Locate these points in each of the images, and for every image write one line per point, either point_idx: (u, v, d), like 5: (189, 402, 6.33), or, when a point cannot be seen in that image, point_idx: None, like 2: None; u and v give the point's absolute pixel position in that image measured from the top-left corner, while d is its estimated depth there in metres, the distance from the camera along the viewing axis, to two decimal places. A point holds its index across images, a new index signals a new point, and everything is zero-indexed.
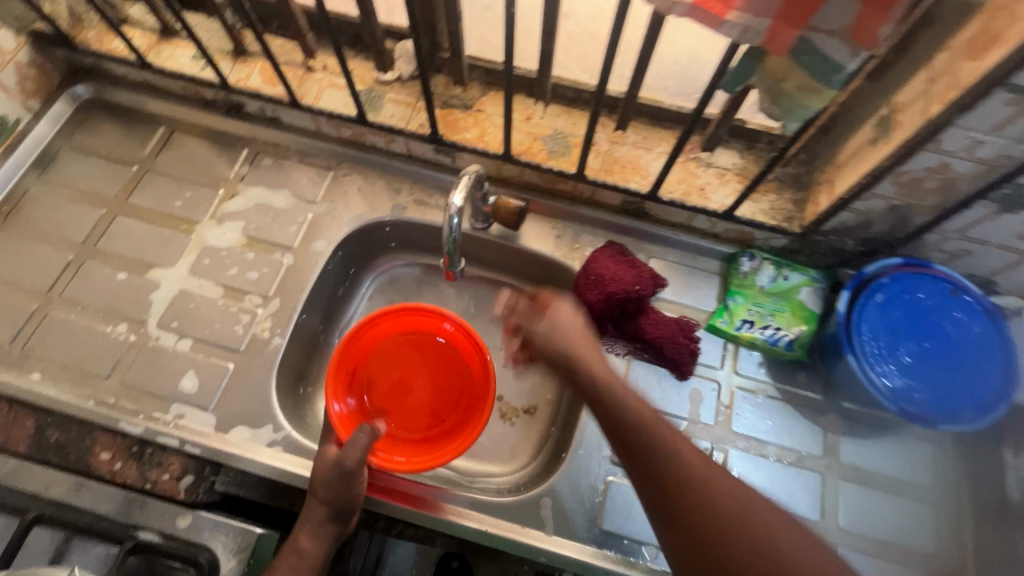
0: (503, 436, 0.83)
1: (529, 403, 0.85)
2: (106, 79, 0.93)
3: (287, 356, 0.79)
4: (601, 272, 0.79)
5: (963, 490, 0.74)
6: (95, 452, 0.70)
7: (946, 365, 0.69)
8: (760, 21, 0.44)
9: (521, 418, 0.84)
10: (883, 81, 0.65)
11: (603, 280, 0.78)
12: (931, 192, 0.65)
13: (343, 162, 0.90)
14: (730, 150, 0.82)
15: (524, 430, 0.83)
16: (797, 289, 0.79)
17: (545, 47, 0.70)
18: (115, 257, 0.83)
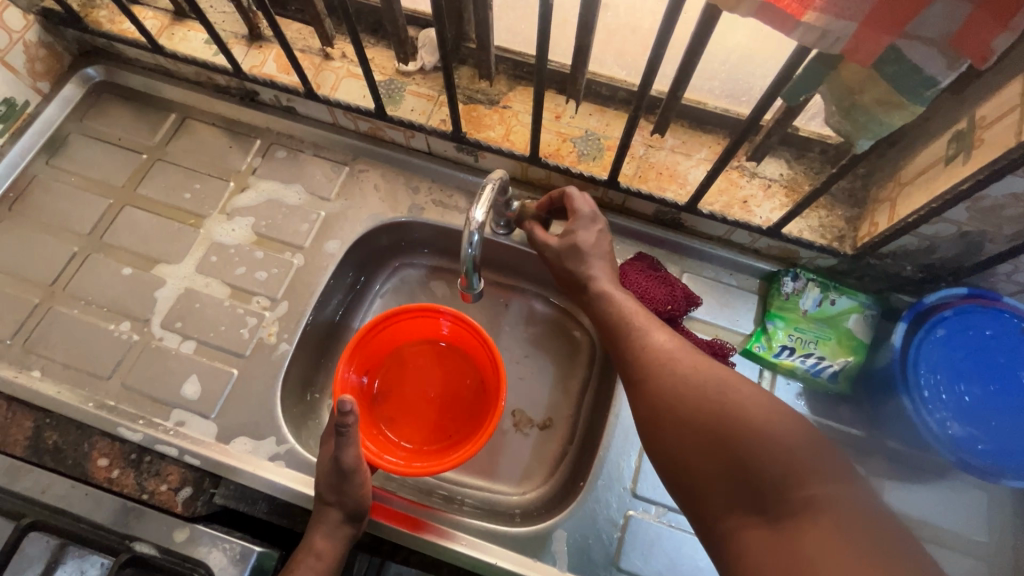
0: (517, 450, 0.79)
1: (545, 417, 0.80)
2: (118, 61, 0.89)
3: (295, 362, 0.76)
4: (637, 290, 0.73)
5: (1019, 545, 0.67)
6: (92, 457, 0.68)
7: (1014, 412, 0.62)
8: (844, 25, 0.37)
9: (535, 432, 0.80)
10: (965, 91, 0.57)
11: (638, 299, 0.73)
12: (1012, 220, 0.58)
13: (360, 157, 0.85)
14: (779, 159, 0.75)
15: (539, 450, 0.79)
16: (844, 316, 0.73)
17: (582, 42, 0.64)
18: (122, 250, 0.79)
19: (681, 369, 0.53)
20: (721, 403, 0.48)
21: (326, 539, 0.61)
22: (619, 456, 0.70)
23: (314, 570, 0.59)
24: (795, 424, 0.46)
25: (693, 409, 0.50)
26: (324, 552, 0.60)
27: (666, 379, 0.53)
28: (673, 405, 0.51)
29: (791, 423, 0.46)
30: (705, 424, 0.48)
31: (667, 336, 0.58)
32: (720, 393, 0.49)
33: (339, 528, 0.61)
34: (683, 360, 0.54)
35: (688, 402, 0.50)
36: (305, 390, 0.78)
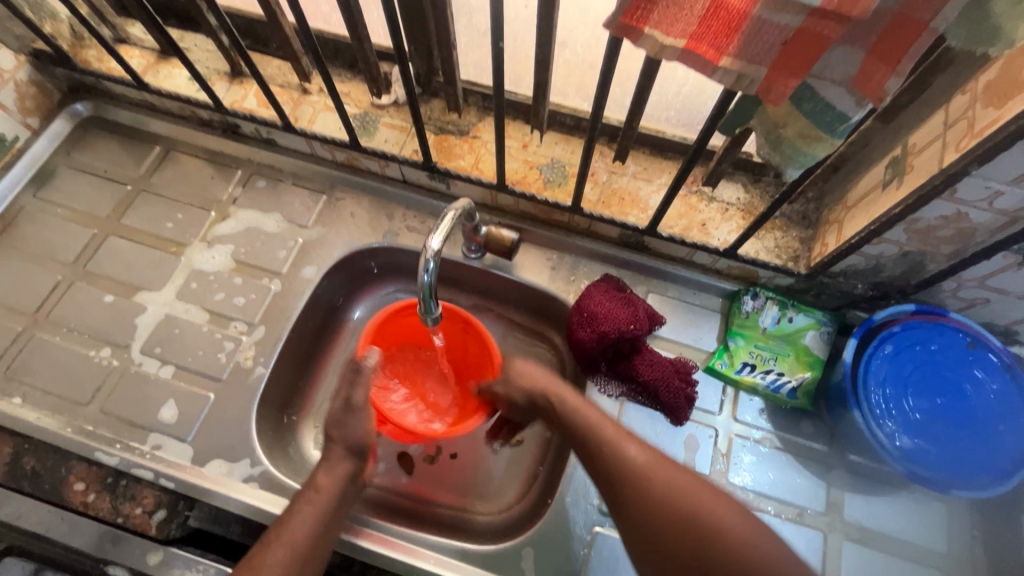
0: (490, 465, 0.81)
1: (514, 434, 0.82)
2: (106, 97, 0.93)
3: (271, 385, 0.77)
4: (593, 311, 0.75)
5: (978, 554, 0.69)
6: (69, 482, 0.69)
7: (960, 425, 0.64)
8: (755, 69, 0.40)
9: (507, 449, 0.81)
10: (897, 121, 0.61)
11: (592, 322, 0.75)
12: (947, 240, 0.61)
13: (337, 186, 0.89)
14: (735, 183, 0.78)
15: (511, 467, 0.80)
16: (802, 332, 0.75)
17: (540, 78, 0.67)
18: (104, 278, 0.82)
19: (631, 468, 0.57)
20: (692, 513, 0.51)
21: (327, 476, 0.65)
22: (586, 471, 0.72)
23: (311, 501, 0.63)
24: (770, 541, 0.49)
25: (665, 518, 0.52)
26: (325, 486, 0.64)
27: (641, 486, 0.55)
28: (649, 514, 0.53)
29: (727, 510, 0.51)
30: (677, 537, 0.51)
31: (639, 451, 0.58)
32: (665, 488, 0.54)
33: (339, 465, 0.67)
34: (656, 473, 0.56)
35: (659, 514, 0.53)
36: (281, 412, 0.80)
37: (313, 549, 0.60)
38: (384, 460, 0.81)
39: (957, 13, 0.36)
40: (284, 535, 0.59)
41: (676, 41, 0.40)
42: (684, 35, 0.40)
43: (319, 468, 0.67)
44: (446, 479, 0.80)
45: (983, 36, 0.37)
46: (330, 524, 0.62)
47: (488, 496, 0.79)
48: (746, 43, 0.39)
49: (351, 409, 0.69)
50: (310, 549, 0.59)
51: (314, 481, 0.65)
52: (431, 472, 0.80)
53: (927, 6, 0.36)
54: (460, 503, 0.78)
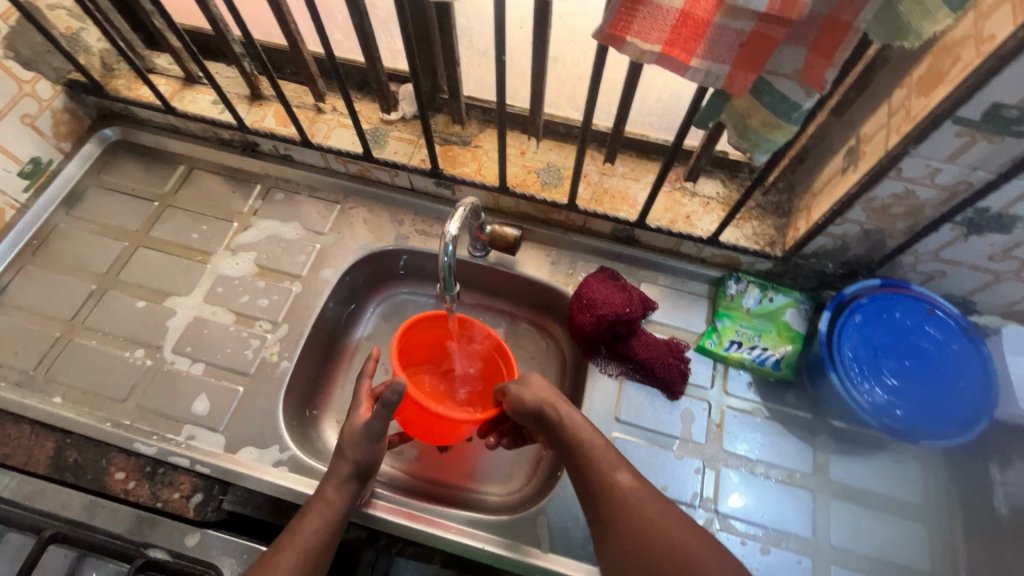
0: (500, 447, 0.86)
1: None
2: (132, 122, 1.01)
3: (295, 379, 0.83)
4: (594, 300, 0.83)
5: (952, 504, 0.75)
6: (110, 472, 0.74)
7: (925, 383, 0.72)
8: (718, 67, 0.49)
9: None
10: (849, 115, 0.70)
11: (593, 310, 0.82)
12: (900, 217, 0.69)
13: (349, 196, 0.96)
14: (714, 179, 0.87)
15: (519, 448, 0.86)
16: (782, 310, 0.83)
17: (536, 89, 0.76)
18: (135, 286, 0.88)
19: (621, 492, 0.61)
20: (664, 543, 0.57)
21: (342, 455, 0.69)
22: None
23: (324, 512, 0.65)
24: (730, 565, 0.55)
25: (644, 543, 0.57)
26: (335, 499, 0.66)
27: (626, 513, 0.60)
28: (630, 538, 0.58)
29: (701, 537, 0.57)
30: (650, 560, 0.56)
31: (628, 478, 0.63)
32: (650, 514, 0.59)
33: (347, 481, 0.67)
34: (643, 502, 0.60)
35: (643, 539, 0.57)
36: (304, 405, 0.85)
37: (322, 545, 0.62)
38: (402, 446, 0.86)
39: (872, 14, 0.43)
40: (295, 542, 0.61)
41: (653, 46, 0.49)
42: (660, 41, 0.48)
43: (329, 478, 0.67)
44: (459, 462, 0.85)
45: (896, 32, 0.44)
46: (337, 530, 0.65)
47: (500, 477, 0.84)
48: (710, 46, 0.47)
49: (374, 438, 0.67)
50: (321, 550, 0.62)
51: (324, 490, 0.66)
52: (447, 456, 0.85)
53: (849, 9, 0.43)
54: (472, 484, 0.83)
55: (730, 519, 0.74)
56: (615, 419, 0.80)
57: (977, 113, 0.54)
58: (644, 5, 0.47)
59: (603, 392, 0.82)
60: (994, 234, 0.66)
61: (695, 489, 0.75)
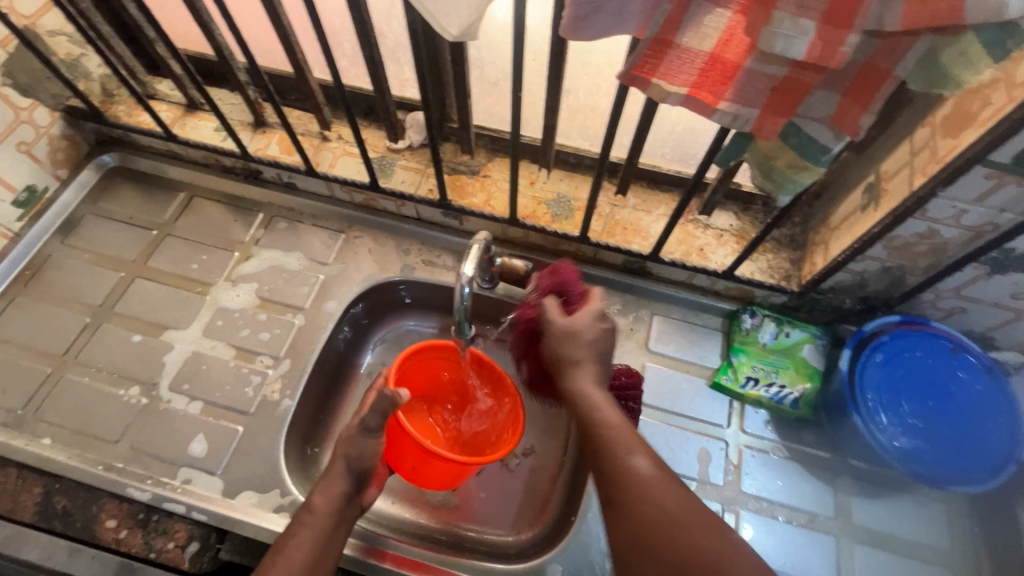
0: (509, 478, 0.83)
1: (528, 446, 0.86)
2: (131, 148, 0.98)
3: (297, 417, 0.80)
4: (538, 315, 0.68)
5: (978, 549, 0.73)
6: (101, 519, 0.71)
7: (949, 424, 0.71)
8: (748, 110, 0.47)
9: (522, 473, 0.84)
10: (869, 151, 0.69)
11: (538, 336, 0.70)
12: (923, 255, 0.68)
13: (354, 225, 0.94)
14: (727, 212, 0.86)
15: (528, 480, 0.83)
16: (799, 346, 0.81)
17: (549, 121, 0.74)
18: (131, 318, 0.85)
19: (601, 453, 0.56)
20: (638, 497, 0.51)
21: (322, 497, 0.64)
22: None
23: (308, 524, 0.62)
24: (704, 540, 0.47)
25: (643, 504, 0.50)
26: (319, 507, 0.64)
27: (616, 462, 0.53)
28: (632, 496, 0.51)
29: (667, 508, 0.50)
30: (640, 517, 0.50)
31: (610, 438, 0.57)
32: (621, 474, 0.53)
33: (335, 483, 0.65)
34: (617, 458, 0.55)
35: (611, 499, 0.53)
36: (305, 444, 0.81)
37: (312, 560, 0.60)
38: (407, 485, 0.82)
39: (912, 61, 0.42)
40: (282, 560, 0.59)
41: (679, 89, 0.47)
42: (686, 83, 0.47)
43: (318, 485, 0.66)
44: (468, 498, 0.82)
45: (935, 79, 0.43)
46: (327, 542, 0.62)
47: (510, 515, 0.81)
48: (739, 89, 0.46)
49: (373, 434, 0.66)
50: (310, 566, 0.59)
51: (310, 501, 0.64)
52: (452, 497, 0.82)
53: (888, 56, 0.42)
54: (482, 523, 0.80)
55: None
56: None
57: (1007, 157, 0.53)
58: (671, 48, 0.45)
59: None
60: (1019, 274, 0.64)
61: None
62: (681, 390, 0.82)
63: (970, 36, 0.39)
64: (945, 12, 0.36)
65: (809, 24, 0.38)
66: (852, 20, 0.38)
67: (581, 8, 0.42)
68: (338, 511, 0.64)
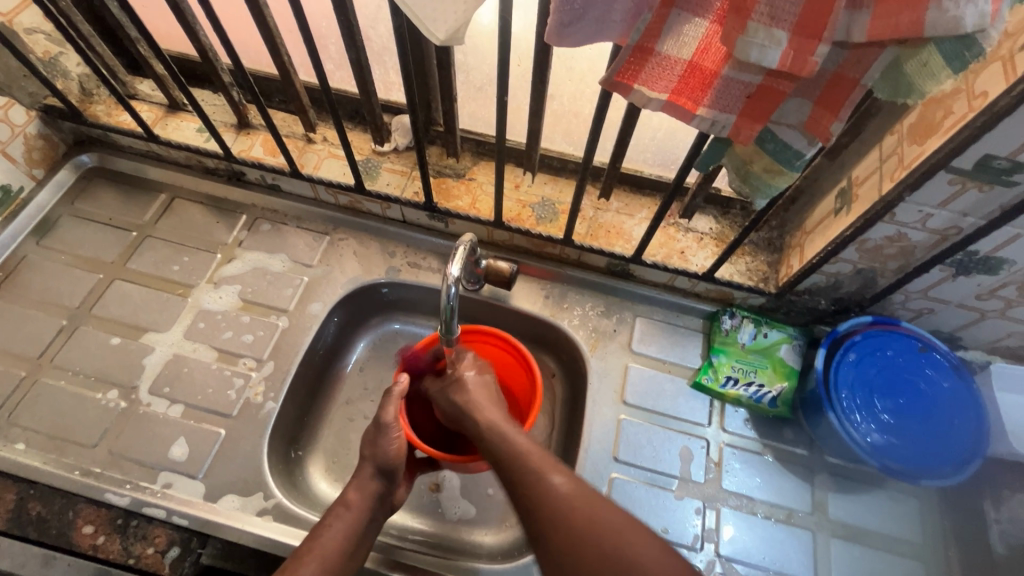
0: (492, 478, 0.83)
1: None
2: (110, 148, 0.96)
3: (281, 419, 0.79)
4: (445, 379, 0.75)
5: (948, 541, 0.76)
6: (77, 526, 0.69)
7: (918, 421, 0.73)
8: (725, 116, 0.49)
9: None
10: (841, 158, 0.72)
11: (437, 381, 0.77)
12: (892, 258, 0.71)
13: (339, 227, 0.94)
14: (707, 216, 0.88)
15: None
16: (777, 346, 0.83)
17: (534, 125, 0.75)
18: (110, 321, 0.83)
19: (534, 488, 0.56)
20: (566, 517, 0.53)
21: (357, 491, 0.66)
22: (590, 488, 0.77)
23: (342, 517, 0.63)
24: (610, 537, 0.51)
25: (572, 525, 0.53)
26: (353, 501, 0.65)
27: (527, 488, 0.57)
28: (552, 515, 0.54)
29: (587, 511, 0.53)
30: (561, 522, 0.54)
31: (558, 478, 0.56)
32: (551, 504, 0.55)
33: (370, 481, 0.66)
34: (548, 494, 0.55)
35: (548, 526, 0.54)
36: (289, 446, 0.80)
37: (343, 553, 0.61)
38: None
39: (878, 71, 0.44)
40: (314, 550, 0.60)
41: (659, 94, 0.49)
42: (666, 90, 0.48)
43: (352, 483, 0.67)
44: (450, 499, 0.82)
45: (901, 89, 0.44)
46: (360, 536, 0.64)
47: (494, 518, 0.80)
48: (717, 96, 0.48)
49: (380, 427, 0.68)
50: (339, 561, 0.60)
51: (346, 496, 0.66)
52: (437, 498, 0.82)
53: (855, 68, 0.44)
54: (466, 526, 0.80)
55: (731, 561, 0.73)
56: (614, 459, 0.79)
57: (970, 163, 0.55)
58: (652, 55, 0.47)
59: (600, 431, 0.80)
60: (983, 275, 0.67)
61: (695, 531, 0.74)
62: (663, 391, 0.84)
63: (930, 48, 0.41)
64: (907, 25, 0.38)
65: (781, 35, 0.40)
66: (821, 32, 0.39)
67: (566, 15, 0.43)
68: (371, 510, 0.65)
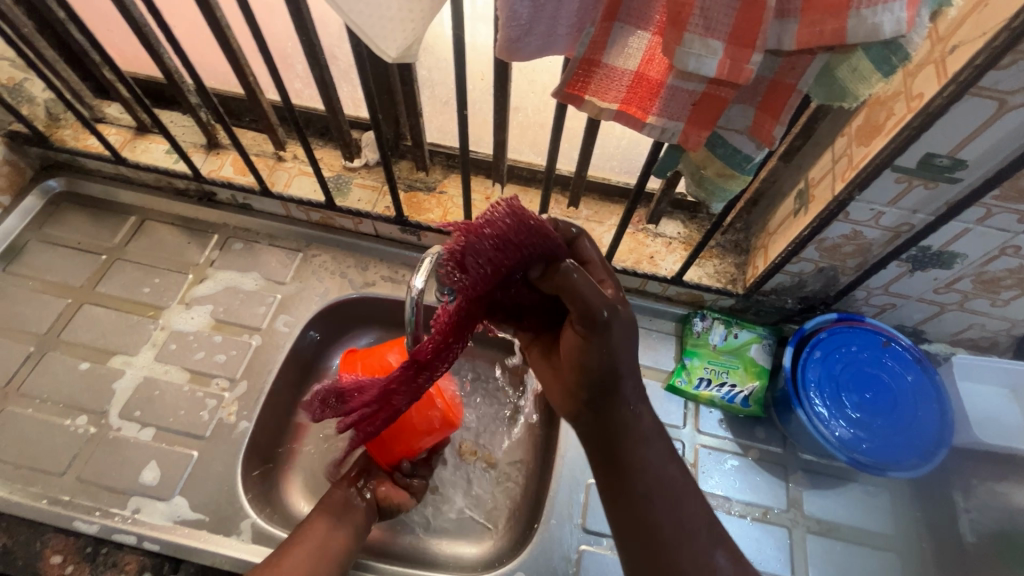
0: (474, 484, 0.83)
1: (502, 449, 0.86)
2: (78, 172, 0.96)
3: (256, 438, 0.79)
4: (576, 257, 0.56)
5: (921, 532, 0.77)
6: (46, 555, 0.68)
7: (884, 414, 0.75)
8: (674, 124, 0.50)
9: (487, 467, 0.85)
10: (796, 160, 0.74)
11: (514, 247, 0.47)
12: (851, 255, 0.72)
13: (312, 244, 0.94)
14: (675, 220, 0.89)
15: (495, 485, 0.83)
16: (747, 346, 0.84)
17: (499, 137, 0.76)
18: (79, 346, 0.83)
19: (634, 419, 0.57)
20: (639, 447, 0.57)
21: (330, 498, 0.72)
22: (568, 494, 0.77)
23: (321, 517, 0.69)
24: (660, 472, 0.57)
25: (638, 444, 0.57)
26: (331, 504, 0.72)
27: (672, 541, 0.55)
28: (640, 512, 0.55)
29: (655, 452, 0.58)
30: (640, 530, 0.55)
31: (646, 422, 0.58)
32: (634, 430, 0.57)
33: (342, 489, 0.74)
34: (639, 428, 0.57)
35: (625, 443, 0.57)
36: (264, 465, 0.79)
37: (320, 547, 0.66)
38: None
39: (812, 78, 0.46)
40: (299, 541, 0.66)
41: (610, 105, 0.50)
42: (616, 100, 0.50)
43: (330, 492, 0.74)
44: (433, 507, 0.81)
45: (835, 94, 0.46)
46: (330, 534, 0.68)
47: (475, 524, 0.81)
48: (665, 104, 0.49)
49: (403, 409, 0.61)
50: (316, 552, 0.65)
51: (324, 502, 0.72)
52: (420, 510, 0.81)
53: (791, 74, 0.46)
54: (445, 536, 0.80)
55: None
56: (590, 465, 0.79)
57: (913, 162, 0.58)
58: (600, 66, 0.48)
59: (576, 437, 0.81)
60: (938, 269, 0.70)
61: None
62: None
63: (859, 54, 0.42)
64: (831, 33, 0.40)
65: (716, 45, 0.41)
66: (754, 41, 0.41)
67: (515, 31, 0.44)
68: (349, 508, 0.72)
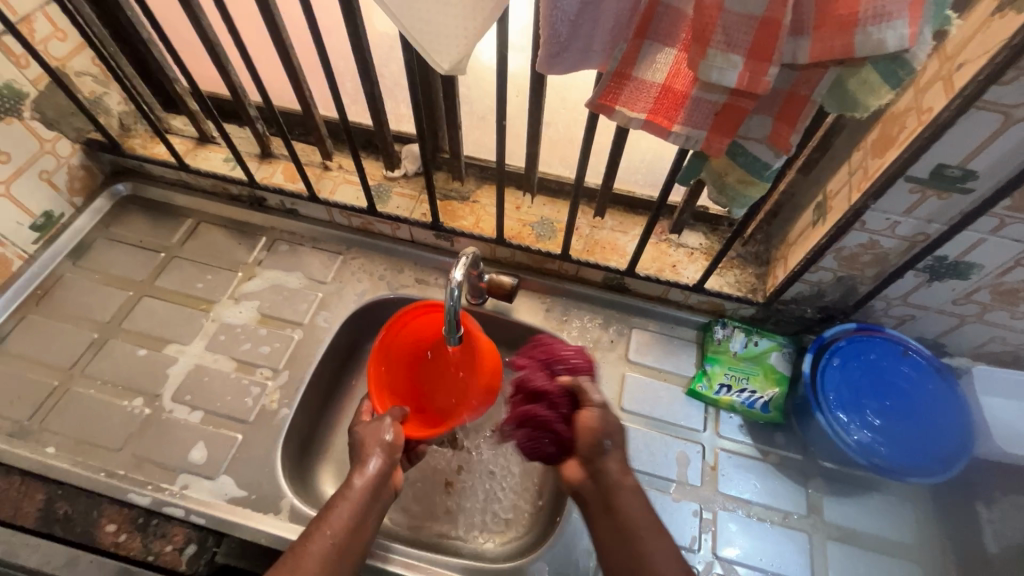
0: (498, 479, 0.86)
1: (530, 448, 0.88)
2: (143, 177, 1.04)
3: (295, 425, 0.83)
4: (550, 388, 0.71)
5: (942, 543, 0.77)
6: (101, 524, 0.73)
7: (904, 422, 0.76)
8: (697, 132, 0.55)
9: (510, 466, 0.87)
10: (814, 173, 0.77)
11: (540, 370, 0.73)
12: (869, 265, 0.75)
13: (352, 247, 1.00)
14: (697, 232, 0.93)
15: (519, 481, 0.86)
16: (767, 354, 0.87)
17: (532, 149, 0.82)
18: (137, 334, 0.89)
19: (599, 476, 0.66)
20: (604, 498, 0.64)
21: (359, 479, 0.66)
22: None
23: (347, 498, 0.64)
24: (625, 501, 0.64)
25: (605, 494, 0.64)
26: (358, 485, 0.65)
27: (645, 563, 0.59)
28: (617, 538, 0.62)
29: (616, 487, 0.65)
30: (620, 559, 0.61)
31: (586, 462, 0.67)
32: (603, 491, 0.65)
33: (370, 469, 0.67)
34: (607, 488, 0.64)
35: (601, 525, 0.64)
36: (300, 452, 0.84)
37: (349, 529, 0.62)
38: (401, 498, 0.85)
39: (825, 90, 0.50)
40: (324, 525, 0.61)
41: (638, 114, 0.55)
42: (644, 110, 0.55)
43: (355, 468, 0.67)
44: (459, 500, 0.84)
45: (847, 104, 0.50)
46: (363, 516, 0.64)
47: (498, 523, 0.83)
48: (688, 114, 0.53)
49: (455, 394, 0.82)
50: (346, 533, 0.62)
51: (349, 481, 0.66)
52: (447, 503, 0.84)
53: (806, 86, 0.50)
54: (470, 529, 0.82)
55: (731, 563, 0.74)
56: None
57: (925, 172, 0.61)
58: (630, 80, 0.53)
59: None
60: (955, 280, 0.72)
61: (694, 533, 0.76)
62: (659, 398, 0.87)
63: (868, 67, 0.47)
64: (841, 48, 0.44)
65: (737, 59, 0.46)
66: (771, 55, 0.46)
67: (554, 47, 0.49)
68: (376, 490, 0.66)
